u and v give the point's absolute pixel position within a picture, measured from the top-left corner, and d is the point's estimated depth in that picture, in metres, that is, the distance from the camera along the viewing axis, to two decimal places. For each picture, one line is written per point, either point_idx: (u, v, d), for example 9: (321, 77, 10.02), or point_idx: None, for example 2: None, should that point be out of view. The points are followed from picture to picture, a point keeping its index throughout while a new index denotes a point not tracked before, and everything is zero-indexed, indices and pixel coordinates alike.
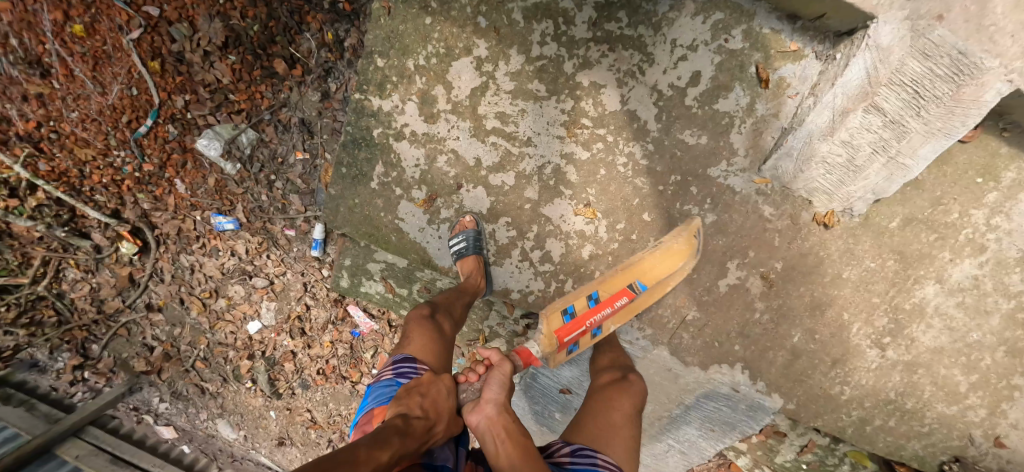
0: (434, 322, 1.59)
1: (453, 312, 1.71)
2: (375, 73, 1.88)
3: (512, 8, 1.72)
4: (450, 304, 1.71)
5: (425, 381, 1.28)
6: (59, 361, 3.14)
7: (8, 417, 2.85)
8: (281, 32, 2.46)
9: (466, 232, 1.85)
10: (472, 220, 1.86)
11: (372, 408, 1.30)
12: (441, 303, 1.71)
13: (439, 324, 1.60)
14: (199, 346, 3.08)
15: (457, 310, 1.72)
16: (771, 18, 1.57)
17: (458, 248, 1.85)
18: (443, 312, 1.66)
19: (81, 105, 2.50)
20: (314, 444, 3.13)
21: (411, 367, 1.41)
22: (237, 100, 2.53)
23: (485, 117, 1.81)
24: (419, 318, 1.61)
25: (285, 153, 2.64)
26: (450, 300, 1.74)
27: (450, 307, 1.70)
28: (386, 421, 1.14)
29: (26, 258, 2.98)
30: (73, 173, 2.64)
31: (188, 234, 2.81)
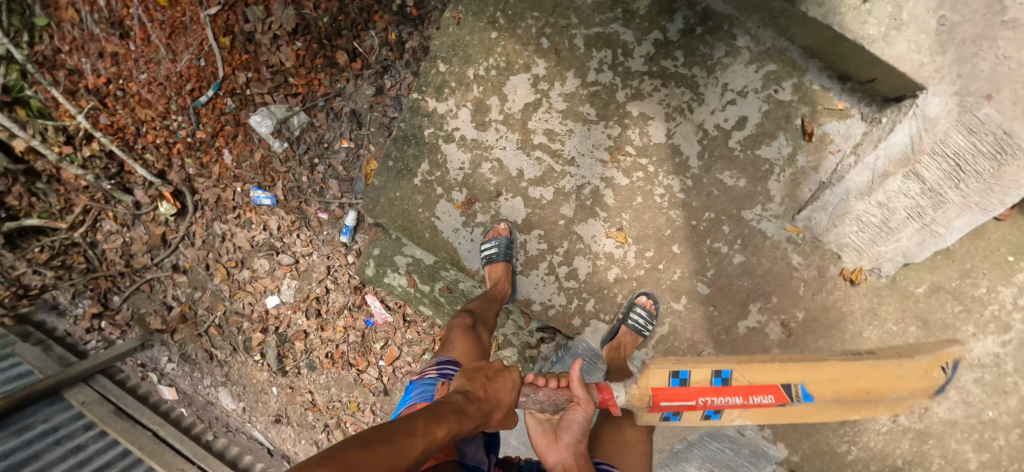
0: (475, 332, 1.69)
1: (488, 321, 1.80)
2: (436, 77, 1.98)
3: (575, 34, 1.81)
4: (486, 313, 1.80)
5: (497, 369, 1.38)
6: (79, 308, 3.28)
7: (25, 354, 3.01)
8: (348, 26, 2.58)
9: (498, 238, 1.91)
10: (507, 228, 1.93)
11: (417, 401, 1.39)
12: (478, 310, 1.80)
13: (479, 334, 1.70)
14: (215, 312, 3.16)
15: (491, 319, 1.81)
16: (821, 76, 1.64)
17: (489, 252, 1.91)
18: (480, 320, 1.76)
19: (151, 68, 2.65)
20: (309, 426, 3.16)
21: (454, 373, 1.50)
22: (296, 84, 2.66)
23: (534, 132, 1.89)
24: (461, 327, 1.70)
25: (332, 139, 2.73)
26: (484, 308, 1.82)
27: (485, 315, 1.78)
28: (448, 395, 1.24)
29: (69, 204, 3.13)
30: (130, 130, 2.78)
31: (226, 203, 2.92)
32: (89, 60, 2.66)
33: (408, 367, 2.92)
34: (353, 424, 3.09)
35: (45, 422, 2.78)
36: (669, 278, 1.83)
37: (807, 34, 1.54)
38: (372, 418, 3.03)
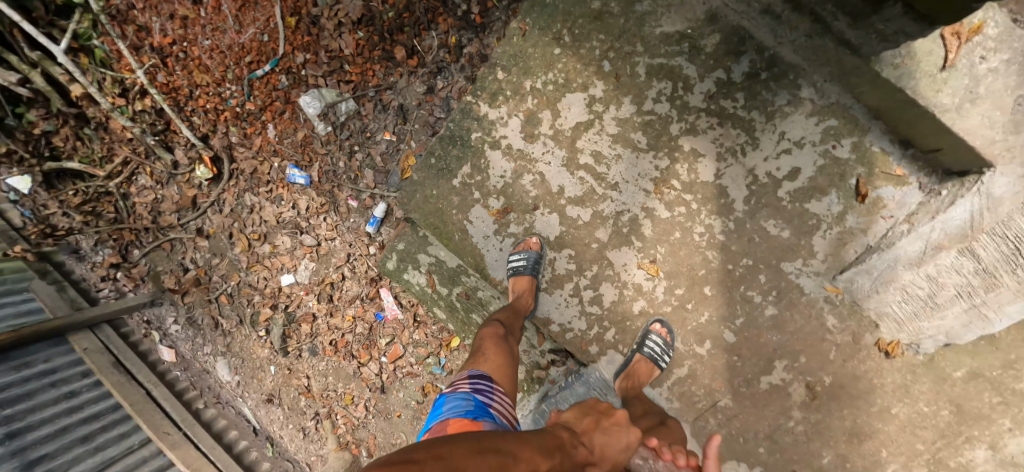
0: (506, 344, 1.65)
1: (516, 334, 1.77)
2: (492, 83, 2.00)
3: (638, 62, 1.82)
4: (514, 325, 1.77)
5: (616, 424, 1.30)
6: (99, 255, 3.33)
7: (40, 292, 3.05)
8: (411, 24, 2.61)
9: (529, 252, 1.89)
10: (538, 243, 1.91)
11: (450, 417, 1.28)
12: (507, 321, 1.78)
13: (509, 345, 1.67)
14: (229, 281, 3.17)
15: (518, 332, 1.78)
16: (883, 139, 1.62)
17: (517, 264, 1.89)
18: (509, 332, 1.73)
19: (216, 37, 2.72)
20: (300, 411, 3.12)
21: (487, 384, 1.44)
22: (351, 71, 2.70)
23: (581, 152, 1.88)
24: (493, 338, 1.67)
25: (375, 129, 2.75)
26: (513, 320, 1.80)
27: (513, 327, 1.76)
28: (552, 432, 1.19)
29: (110, 154, 3.19)
30: (183, 92, 2.85)
31: (261, 176, 2.95)
32: (160, 21, 2.74)
33: (409, 368, 2.88)
34: (343, 416, 3.04)
35: (46, 362, 2.77)
36: (695, 319, 1.79)
37: (875, 94, 1.54)
38: (364, 413, 2.98)
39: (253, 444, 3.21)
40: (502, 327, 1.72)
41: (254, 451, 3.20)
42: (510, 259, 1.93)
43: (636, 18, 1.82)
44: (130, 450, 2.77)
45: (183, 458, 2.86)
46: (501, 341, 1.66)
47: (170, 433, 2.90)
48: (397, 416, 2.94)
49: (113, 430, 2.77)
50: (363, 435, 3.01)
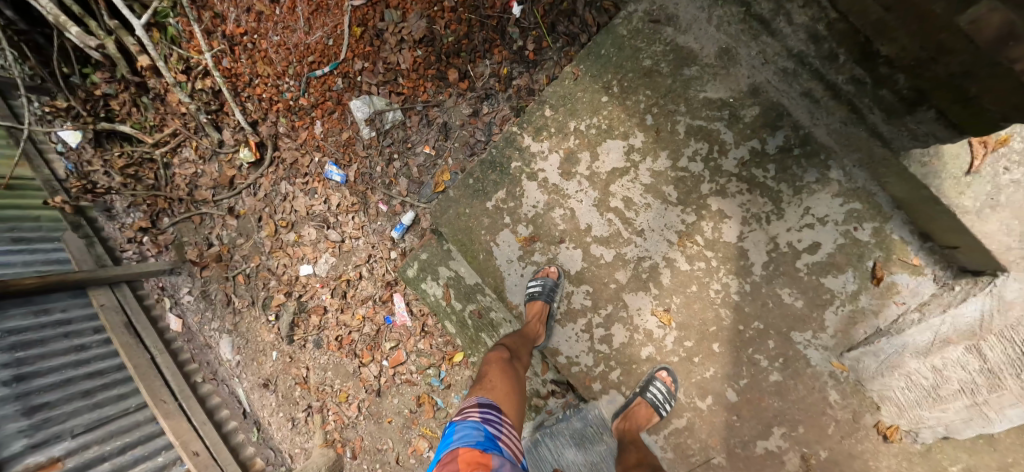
0: (511, 371, 1.72)
1: (522, 359, 1.84)
2: (539, 118, 2.11)
3: (680, 121, 1.92)
4: (520, 350, 1.84)
5: None
6: (130, 217, 3.45)
7: (70, 244, 3.16)
8: (468, 50, 2.69)
9: (546, 278, 1.97)
10: (556, 272, 1.99)
11: (458, 447, 1.35)
12: (514, 346, 1.85)
13: (515, 369, 1.74)
14: (249, 262, 3.26)
15: (526, 356, 1.86)
16: (903, 228, 1.70)
17: (534, 290, 1.97)
18: (517, 356, 1.81)
19: (285, 34, 2.87)
20: (293, 401, 3.16)
21: (496, 415, 1.51)
22: (404, 85, 2.81)
23: (613, 195, 1.98)
24: (497, 365, 1.73)
25: (416, 142, 2.84)
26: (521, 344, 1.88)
27: (521, 352, 1.84)
28: None
29: (162, 123, 3.35)
30: (244, 79, 3.01)
31: (299, 168, 3.07)
32: (237, 12, 2.92)
33: (408, 376, 2.93)
34: (335, 413, 3.08)
35: (63, 312, 2.83)
36: (700, 374, 1.85)
37: (900, 185, 1.62)
38: (356, 413, 3.02)
39: (242, 426, 3.26)
40: (507, 351, 1.79)
41: (241, 433, 3.25)
42: (528, 285, 2.01)
43: (684, 80, 1.92)
44: (126, 411, 2.82)
45: (173, 428, 2.89)
46: (505, 366, 1.73)
47: (166, 401, 2.96)
48: (388, 421, 2.97)
49: (113, 390, 2.83)
50: (351, 435, 3.04)
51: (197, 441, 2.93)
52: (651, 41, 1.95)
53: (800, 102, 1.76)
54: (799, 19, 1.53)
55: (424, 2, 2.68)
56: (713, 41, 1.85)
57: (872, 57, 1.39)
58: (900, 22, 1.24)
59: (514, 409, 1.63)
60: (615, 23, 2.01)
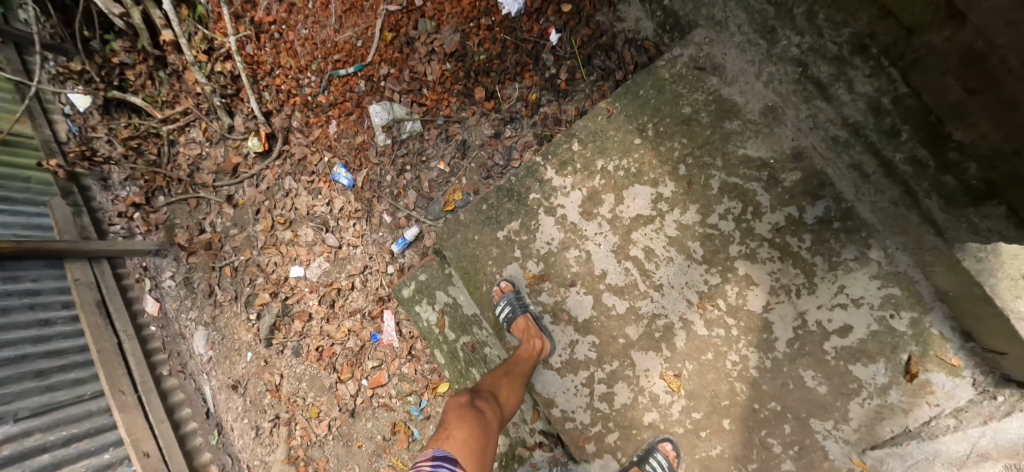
0: (475, 410, 1.55)
1: (493, 393, 1.68)
2: (565, 151, 1.99)
3: (715, 176, 1.80)
4: (488, 387, 1.69)
5: None
6: (126, 191, 3.33)
7: (57, 211, 3.02)
8: (499, 70, 2.59)
9: (507, 295, 1.93)
10: (509, 282, 1.96)
11: None
12: (484, 385, 1.73)
13: (480, 407, 1.58)
14: (239, 255, 3.11)
15: (502, 390, 1.71)
16: (944, 322, 1.57)
17: (505, 313, 1.90)
18: (486, 392, 1.67)
19: (314, 29, 2.73)
20: (261, 408, 2.98)
21: (450, 466, 1.34)
22: (427, 96, 2.71)
23: (633, 243, 1.85)
24: (459, 406, 1.58)
25: (431, 155, 2.73)
26: (496, 380, 1.76)
27: (491, 389, 1.68)
28: None
29: (175, 100, 3.26)
30: (264, 67, 2.92)
31: (307, 165, 2.95)
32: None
33: (387, 400, 2.76)
34: (303, 428, 2.90)
35: (32, 282, 2.67)
36: (705, 450, 1.73)
37: (948, 277, 1.49)
38: (325, 432, 2.84)
39: (201, 428, 3.05)
40: (470, 391, 1.64)
41: (197, 438, 3.02)
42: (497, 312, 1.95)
43: (724, 134, 1.81)
44: (79, 399, 2.63)
45: (128, 424, 2.69)
46: (467, 405, 1.57)
47: (125, 393, 2.76)
48: (358, 445, 2.80)
49: (70, 373, 2.65)
50: (317, 454, 2.86)
51: (150, 441, 2.75)
52: (693, 88, 1.86)
53: (845, 174, 1.64)
54: (860, 88, 1.43)
55: (461, 16, 2.58)
56: (759, 97, 1.75)
57: (941, 140, 1.28)
58: (981, 108, 1.14)
59: (480, 454, 1.46)
60: (657, 65, 1.92)
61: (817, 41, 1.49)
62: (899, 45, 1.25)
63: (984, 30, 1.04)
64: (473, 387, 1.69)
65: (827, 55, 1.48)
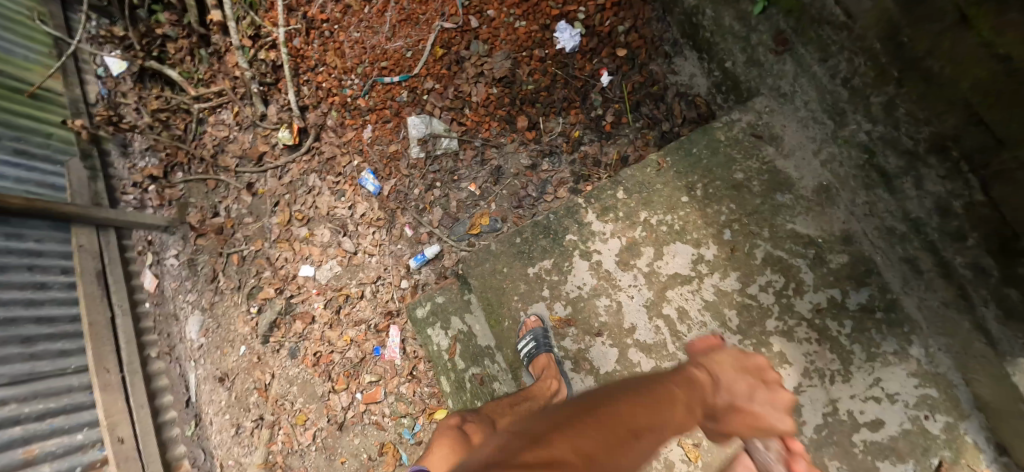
0: (458, 432, 1.60)
1: (490, 417, 1.70)
2: (608, 197, 1.96)
3: (759, 247, 1.77)
4: (487, 411, 1.72)
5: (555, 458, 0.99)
6: (145, 161, 3.27)
7: (73, 172, 2.96)
8: (545, 102, 2.54)
9: (531, 331, 1.88)
10: (536, 319, 1.90)
11: None
12: (488, 411, 1.75)
13: (466, 429, 1.61)
14: (250, 245, 3.04)
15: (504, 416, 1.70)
16: (979, 432, 1.51)
17: (526, 347, 1.86)
18: (483, 416, 1.69)
19: (366, 33, 2.75)
20: (246, 407, 2.89)
21: None
22: (468, 116, 2.65)
23: (667, 302, 1.81)
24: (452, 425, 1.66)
25: (463, 177, 2.65)
26: (500, 410, 1.76)
27: (490, 413, 1.71)
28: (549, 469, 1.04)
29: (211, 80, 3.22)
30: (309, 62, 2.90)
31: (334, 166, 2.90)
32: None
33: (379, 418, 2.69)
34: (286, 433, 2.82)
35: (36, 243, 2.59)
36: None
37: (992, 389, 1.45)
38: (308, 442, 2.76)
39: (179, 419, 2.97)
40: (468, 413, 1.70)
41: (175, 428, 2.95)
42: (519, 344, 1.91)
43: (774, 206, 1.78)
44: (62, 372, 2.52)
45: (107, 406, 2.59)
46: (454, 426, 1.63)
47: (109, 372, 2.66)
48: (341, 461, 2.73)
49: (58, 343, 2.54)
50: (295, 463, 2.79)
51: (126, 427, 2.64)
52: (748, 155, 1.84)
53: (895, 266, 1.62)
54: (932, 186, 1.41)
55: (515, 44, 2.59)
56: (814, 176, 1.74)
57: (1013, 254, 1.26)
58: None
59: None
60: (713, 126, 1.91)
61: (893, 131, 1.46)
62: (984, 152, 1.24)
63: None
64: (472, 411, 1.71)
65: (901, 147, 1.46)
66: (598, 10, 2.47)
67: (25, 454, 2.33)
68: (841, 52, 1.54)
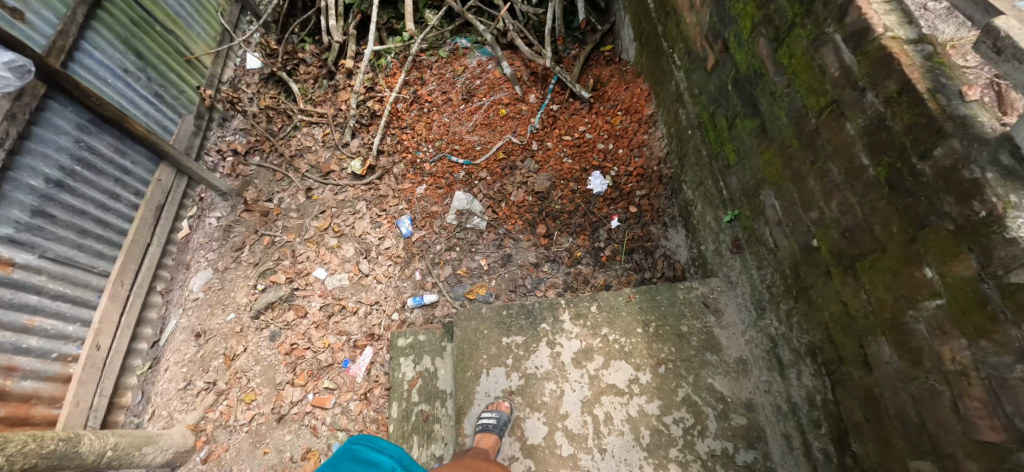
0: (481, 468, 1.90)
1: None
2: (584, 306, 2.46)
3: (682, 387, 2.19)
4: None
5: None
6: (236, 135, 3.95)
7: (184, 125, 3.64)
8: (563, 221, 3.19)
9: (500, 412, 2.19)
10: (508, 406, 2.21)
11: None
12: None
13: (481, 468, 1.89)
14: (284, 234, 3.50)
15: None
16: None
17: (488, 421, 2.16)
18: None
19: (454, 121, 3.66)
20: (204, 369, 3.08)
21: None
22: (503, 209, 3.31)
23: (600, 404, 2.19)
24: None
25: (479, 252, 3.24)
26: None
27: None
28: None
29: (320, 102, 3.99)
30: (402, 122, 3.76)
31: (384, 205, 3.50)
32: (435, 87, 3.83)
33: (317, 424, 2.85)
34: (228, 406, 2.96)
35: (131, 163, 3.16)
36: None
37: None
38: (244, 421, 2.89)
39: (144, 353, 3.14)
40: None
41: (137, 359, 3.11)
42: (482, 415, 2.21)
43: (703, 362, 2.24)
44: (90, 269, 2.89)
45: (104, 312, 2.91)
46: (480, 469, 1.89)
47: (122, 285, 3.03)
48: (263, 451, 2.81)
49: (100, 245, 2.97)
50: (222, 437, 2.88)
51: (107, 337, 2.90)
52: (694, 315, 2.36)
53: (778, 439, 2.03)
54: (806, 379, 1.88)
55: (558, 172, 3.33)
56: (738, 348, 2.23)
57: (844, 443, 1.72)
58: (872, 433, 1.57)
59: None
60: (677, 286, 2.47)
61: (788, 332, 1.97)
62: (833, 364, 1.71)
63: (881, 382, 1.49)
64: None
65: (792, 345, 1.94)
66: (626, 174, 3.20)
67: (26, 321, 2.60)
68: (768, 266, 2.06)
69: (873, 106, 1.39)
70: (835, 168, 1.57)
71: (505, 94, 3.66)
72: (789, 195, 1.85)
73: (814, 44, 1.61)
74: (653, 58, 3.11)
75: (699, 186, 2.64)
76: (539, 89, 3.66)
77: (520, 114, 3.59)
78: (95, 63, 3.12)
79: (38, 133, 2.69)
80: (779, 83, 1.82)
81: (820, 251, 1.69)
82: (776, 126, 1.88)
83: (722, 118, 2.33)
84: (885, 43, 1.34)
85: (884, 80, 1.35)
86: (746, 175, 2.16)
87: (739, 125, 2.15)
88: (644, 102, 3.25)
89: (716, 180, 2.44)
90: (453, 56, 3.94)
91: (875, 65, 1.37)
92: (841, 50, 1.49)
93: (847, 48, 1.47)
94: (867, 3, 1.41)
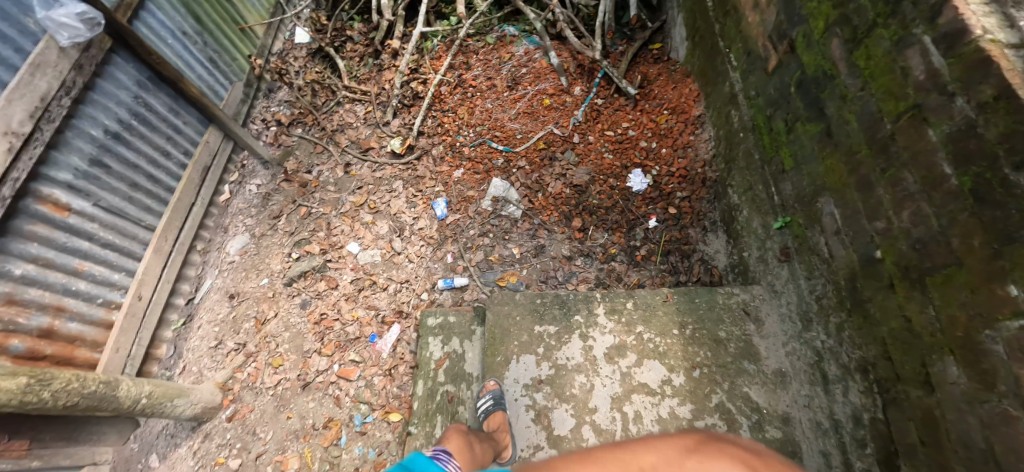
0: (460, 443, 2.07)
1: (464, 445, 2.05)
2: (619, 302, 2.42)
3: (716, 394, 2.13)
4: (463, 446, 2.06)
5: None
6: (280, 106, 4.01)
7: (233, 93, 3.73)
8: (600, 217, 3.16)
9: (491, 392, 2.25)
10: (494, 383, 2.27)
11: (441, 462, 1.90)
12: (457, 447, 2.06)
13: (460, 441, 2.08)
14: (320, 206, 3.53)
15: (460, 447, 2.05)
16: None
17: (485, 405, 2.25)
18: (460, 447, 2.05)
19: (497, 108, 3.65)
20: (235, 330, 3.14)
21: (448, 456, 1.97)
22: (540, 199, 3.29)
23: (630, 402, 2.15)
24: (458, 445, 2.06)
25: (512, 240, 3.23)
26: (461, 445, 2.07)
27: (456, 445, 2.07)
28: None
29: (364, 80, 4.02)
30: (444, 105, 3.77)
31: (420, 186, 3.51)
32: (480, 73, 3.83)
33: (341, 394, 2.87)
34: (256, 368, 3.01)
35: (182, 123, 3.23)
36: None
37: None
38: (271, 384, 2.94)
39: (180, 308, 3.24)
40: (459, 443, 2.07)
41: (173, 315, 3.21)
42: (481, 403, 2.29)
43: (740, 370, 2.17)
44: (138, 222, 2.97)
45: (148, 265, 2.98)
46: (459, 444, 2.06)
47: (165, 241, 3.10)
48: (286, 416, 2.85)
49: (149, 200, 3.04)
50: (248, 398, 2.94)
51: (148, 289, 2.98)
52: (733, 322, 2.30)
53: (815, 456, 1.96)
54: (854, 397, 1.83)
55: (599, 167, 3.29)
56: (778, 360, 2.16)
57: (892, 465, 1.68)
58: (928, 457, 1.50)
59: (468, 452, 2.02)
60: (717, 290, 2.40)
61: (836, 347, 1.91)
62: (887, 382, 1.64)
63: (943, 404, 1.42)
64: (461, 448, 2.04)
65: (840, 360, 1.89)
66: (668, 175, 3.15)
67: (77, 265, 2.67)
68: (820, 277, 1.99)
69: (963, 111, 1.32)
70: (909, 176, 1.50)
71: (550, 85, 3.64)
72: (851, 204, 1.78)
73: (897, 46, 1.54)
74: (707, 58, 3.04)
75: (747, 191, 2.57)
76: (585, 81, 3.62)
77: (564, 107, 3.55)
78: (157, 24, 3.20)
79: (101, 86, 2.76)
80: (851, 85, 1.75)
81: (883, 264, 1.62)
82: (844, 131, 1.81)
83: (780, 121, 2.25)
84: (983, 45, 1.27)
85: (979, 85, 1.28)
86: (804, 181, 2.08)
87: (801, 128, 2.08)
88: (692, 103, 3.18)
89: (767, 185, 2.37)
90: (499, 43, 3.93)
91: (970, 69, 1.30)
92: (929, 53, 1.42)
93: (936, 50, 1.40)
94: (964, 3, 1.34)
